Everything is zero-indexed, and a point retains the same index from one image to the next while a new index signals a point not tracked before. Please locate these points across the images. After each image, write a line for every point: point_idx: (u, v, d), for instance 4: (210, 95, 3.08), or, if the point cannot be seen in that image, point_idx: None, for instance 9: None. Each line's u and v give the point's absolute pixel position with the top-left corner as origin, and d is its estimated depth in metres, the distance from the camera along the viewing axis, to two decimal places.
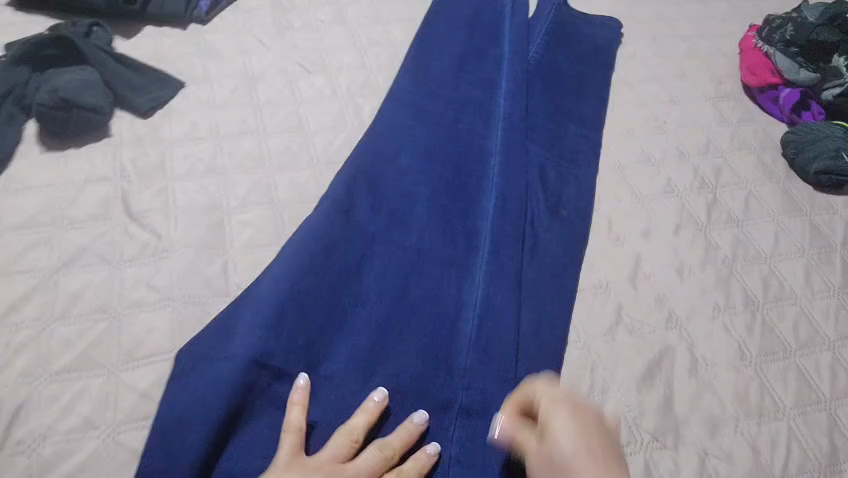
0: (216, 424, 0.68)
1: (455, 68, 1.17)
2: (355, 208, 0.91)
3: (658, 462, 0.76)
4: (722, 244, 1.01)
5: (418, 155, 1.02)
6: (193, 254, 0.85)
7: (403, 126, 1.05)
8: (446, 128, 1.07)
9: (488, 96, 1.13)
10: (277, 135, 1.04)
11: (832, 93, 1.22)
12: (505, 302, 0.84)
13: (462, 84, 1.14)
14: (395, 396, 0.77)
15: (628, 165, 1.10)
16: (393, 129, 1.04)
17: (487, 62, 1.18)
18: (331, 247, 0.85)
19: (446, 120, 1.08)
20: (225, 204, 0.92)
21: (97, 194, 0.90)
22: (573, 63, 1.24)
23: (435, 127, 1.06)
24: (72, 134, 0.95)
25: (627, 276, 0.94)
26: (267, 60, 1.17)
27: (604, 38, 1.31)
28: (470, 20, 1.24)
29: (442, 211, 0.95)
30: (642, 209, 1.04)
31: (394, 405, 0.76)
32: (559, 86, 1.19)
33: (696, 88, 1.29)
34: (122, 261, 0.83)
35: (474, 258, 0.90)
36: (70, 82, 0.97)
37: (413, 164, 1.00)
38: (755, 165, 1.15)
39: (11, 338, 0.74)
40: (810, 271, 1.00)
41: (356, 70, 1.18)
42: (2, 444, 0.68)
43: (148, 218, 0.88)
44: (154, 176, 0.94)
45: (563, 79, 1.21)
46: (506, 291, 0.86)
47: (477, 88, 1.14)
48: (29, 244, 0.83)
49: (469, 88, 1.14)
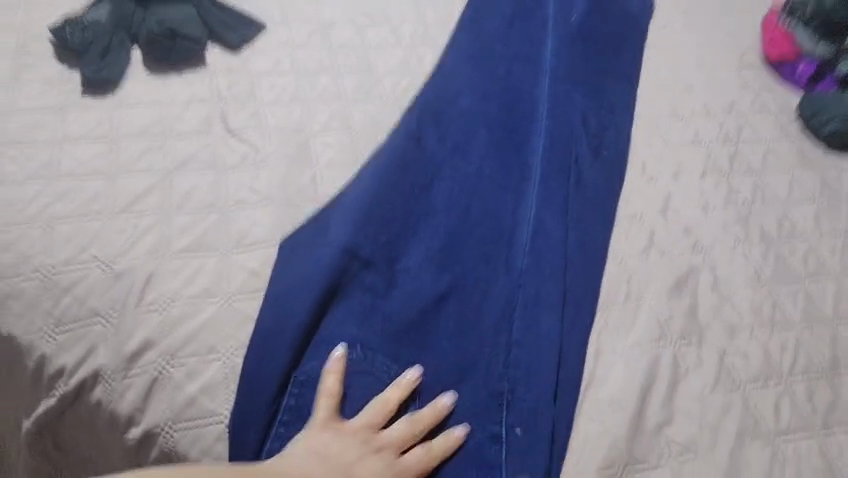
0: (317, 296, 0.82)
1: (508, 23, 1.28)
2: (424, 137, 1.04)
3: (684, 356, 0.90)
4: (742, 189, 1.14)
5: (476, 97, 1.13)
6: (286, 166, 0.98)
7: (462, 72, 1.17)
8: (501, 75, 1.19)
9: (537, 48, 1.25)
10: (350, 74, 1.16)
11: (846, 68, 1.34)
12: (555, 218, 0.97)
13: (515, 38, 1.26)
14: (462, 289, 0.90)
15: (660, 118, 1.23)
16: (454, 75, 1.16)
17: (537, 17, 1.29)
18: (404, 168, 0.98)
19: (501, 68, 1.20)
20: (309, 128, 1.05)
21: (199, 113, 1.03)
22: (612, 25, 1.36)
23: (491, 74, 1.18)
24: (175, 60, 1.09)
25: (659, 208, 1.07)
26: (336, 8, 1.28)
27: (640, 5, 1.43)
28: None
29: (499, 144, 1.08)
30: (673, 155, 1.16)
31: (461, 296, 0.89)
32: (600, 43, 1.31)
33: (723, 56, 1.40)
34: (225, 168, 0.96)
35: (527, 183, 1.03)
36: (174, 16, 1.11)
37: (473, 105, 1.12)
38: (775, 125, 1.27)
39: (137, 222, 0.87)
40: (820, 215, 1.13)
41: (416, 22, 1.30)
42: (137, 304, 0.80)
43: (245, 134, 1.01)
44: (247, 101, 1.07)
45: (604, 36, 1.31)
46: (556, 210, 0.98)
47: (528, 41, 1.26)
48: (144, 149, 0.96)
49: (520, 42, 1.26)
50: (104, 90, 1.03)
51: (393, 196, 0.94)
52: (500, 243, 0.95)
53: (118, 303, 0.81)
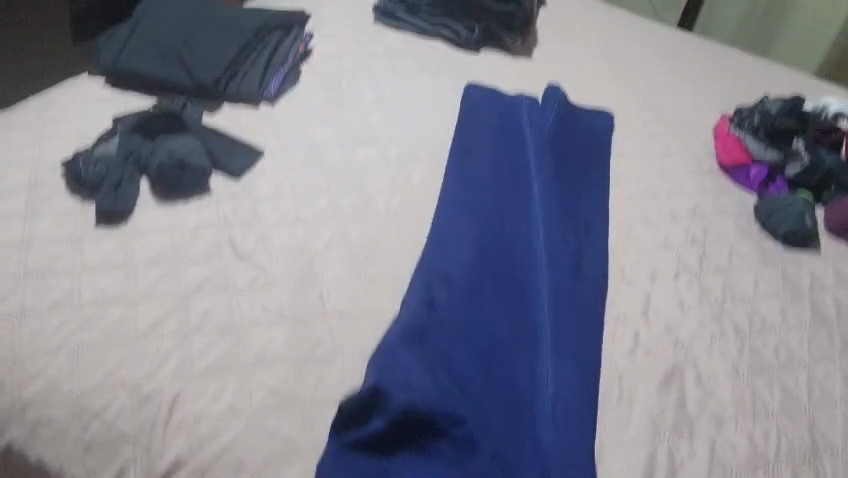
0: (343, 418, 0.88)
1: (492, 149, 1.40)
2: (426, 256, 1.11)
3: (677, 450, 0.97)
4: (713, 288, 1.23)
5: (471, 214, 1.23)
6: (293, 286, 1.06)
7: (458, 192, 1.27)
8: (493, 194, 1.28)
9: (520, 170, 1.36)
10: (345, 194, 1.25)
11: (793, 171, 1.48)
12: (559, 332, 1.05)
13: (500, 160, 1.38)
14: (483, 395, 0.95)
15: (632, 225, 1.33)
16: (450, 195, 1.25)
17: (517, 143, 1.42)
18: (422, 284, 1.05)
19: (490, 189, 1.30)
20: (312, 247, 1.13)
21: (208, 239, 1.10)
22: (581, 143, 1.48)
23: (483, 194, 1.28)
24: (182, 188, 1.15)
25: (640, 309, 1.15)
26: (327, 133, 1.38)
27: (604, 121, 1.55)
28: (498, 111, 1.49)
29: (498, 256, 1.16)
30: (647, 258, 1.26)
31: (483, 402, 0.95)
32: (574, 162, 1.43)
33: (683, 163, 1.53)
34: (237, 289, 1.04)
35: (527, 295, 1.10)
36: (181, 148, 1.18)
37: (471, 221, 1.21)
38: (735, 226, 1.39)
39: (159, 346, 0.95)
40: (785, 309, 1.22)
41: (402, 143, 1.40)
42: (163, 425, 0.89)
43: (253, 256, 1.09)
44: (253, 225, 1.14)
45: (576, 157, 1.44)
46: (559, 323, 1.07)
47: (513, 162, 1.37)
48: (159, 277, 1.04)
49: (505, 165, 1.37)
50: (116, 221, 1.10)
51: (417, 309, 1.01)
52: (511, 348, 1.03)
53: (148, 422, 0.89)
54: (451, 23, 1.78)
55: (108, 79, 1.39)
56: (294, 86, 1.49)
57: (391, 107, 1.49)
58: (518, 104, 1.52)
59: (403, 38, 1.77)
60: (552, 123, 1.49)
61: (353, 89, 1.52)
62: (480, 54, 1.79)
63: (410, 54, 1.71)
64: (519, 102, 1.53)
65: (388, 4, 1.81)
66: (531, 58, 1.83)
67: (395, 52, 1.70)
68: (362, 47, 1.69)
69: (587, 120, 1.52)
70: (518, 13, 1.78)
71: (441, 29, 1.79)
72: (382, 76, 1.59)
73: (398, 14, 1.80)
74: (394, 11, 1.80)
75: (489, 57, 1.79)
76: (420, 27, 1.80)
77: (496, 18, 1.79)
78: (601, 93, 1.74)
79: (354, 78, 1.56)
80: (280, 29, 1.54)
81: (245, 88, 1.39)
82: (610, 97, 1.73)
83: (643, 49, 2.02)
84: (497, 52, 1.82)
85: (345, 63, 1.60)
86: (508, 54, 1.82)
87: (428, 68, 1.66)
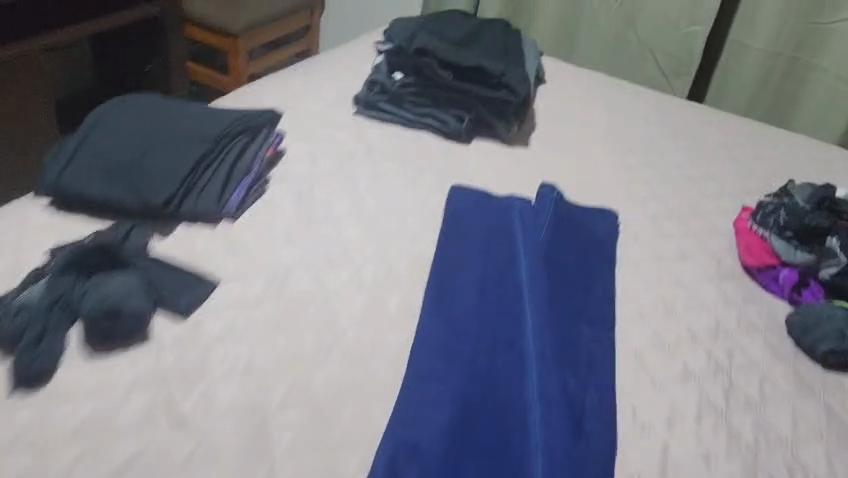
0: None
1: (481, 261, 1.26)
2: (397, 424, 0.95)
3: None
4: (743, 431, 1.04)
5: (452, 359, 1.06)
6: (238, 465, 0.89)
7: (438, 330, 1.11)
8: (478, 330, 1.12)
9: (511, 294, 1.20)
10: (309, 330, 1.08)
11: (829, 273, 1.31)
12: None
13: (491, 275, 1.23)
14: None
15: (645, 351, 1.15)
16: (429, 335, 1.10)
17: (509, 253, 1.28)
18: (393, 452, 0.90)
19: (475, 322, 1.14)
20: (266, 405, 0.96)
21: (141, 402, 0.94)
22: (580, 255, 1.33)
23: (467, 331, 1.12)
24: (118, 338, 1.00)
25: (657, 468, 0.96)
26: (294, 254, 1.23)
27: (602, 226, 1.41)
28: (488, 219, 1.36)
29: (482, 415, 0.99)
30: (663, 395, 1.07)
31: None
32: (573, 278, 1.27)
33: (699, 270, 1.36)
34: (168, 472, 0.87)
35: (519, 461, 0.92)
36: (118, 290, 1.01)
37: (452, 369, 1.05)
38: (764, 347, 1.21)
39: None
40: (831, 456, 1.03)
41: (378, 261, 1.24)
42: None
43: (191, 427, 0.92)
44: (195, 382, 0.98)
45: (575, 272, 1.28)
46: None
47: (505, 275, 1.23)
48: (76, 457, 0.87)
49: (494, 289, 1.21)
50: (35, 384, 0.94)
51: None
52: None
53: None
54: (438, 112, 1.64)
55: (55, 201, 1.26)
56: (262, 197, 1.35)
57: (368, 218, 1.34)
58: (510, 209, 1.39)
59: (387, 132, 1.63)
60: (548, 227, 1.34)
61: (327, 198, 1.38)
62: (471, 144, 1.65)
63: (394, 151, 1.57)
64: (511, 206, 1.40)
65: (368, 96, 1.67)
66: (527, 146, 1.68)
67: (377, 151, 1.56)
68: (341, 147, 1.55)
69: (581, 230, 1.39)
70: (510, 100, 1.64)
71: (427, 119, 1.65)
72: (361, 181, 1.45)
73: (380, 103, 1.66)
74: (375, 101, 1.66)
75: (482, 148, 1.64)
76: (404, 118, 1.66)
77: (486, 105, 1.65)
78: (606, 186, 1.58)
79: (330, 185, 1.42)
80: (245, 132, 1.40)
81: (203, 204, 1.25)
82: (615, 190, 1.57)
83: (651, 129, 1.86)
84: (490, 142, 1.67)
85: (321, 168, 1.46)
86: (503, 143, 1.67)
87: (413, 168, 1.52)
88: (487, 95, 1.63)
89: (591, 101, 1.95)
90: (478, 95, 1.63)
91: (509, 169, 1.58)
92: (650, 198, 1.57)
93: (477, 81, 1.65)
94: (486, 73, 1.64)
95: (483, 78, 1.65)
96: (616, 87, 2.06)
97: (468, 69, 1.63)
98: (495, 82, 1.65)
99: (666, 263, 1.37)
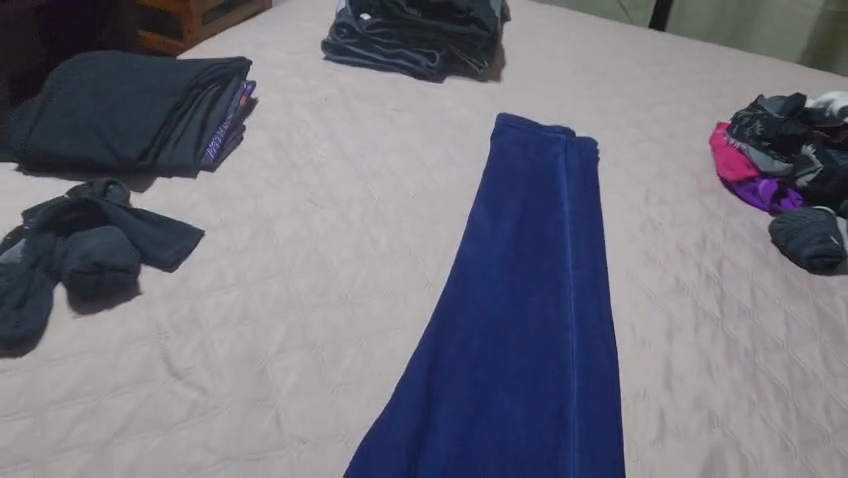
0: None
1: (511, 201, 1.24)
2: (421, 348, 0.95)
3: None
4: (740, 339, 1.06)
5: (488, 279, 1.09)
6: (243, 409, 0.86)
7: (473, 256, 1.12)
8: (510, 250, 1.15)
9: (522, 217, 1.23)
10: (303, 275, 1.07)
11: (805, 180, 1.33)
12: (554, 428, 0.89)
13: (538, 188, 1.31)
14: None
15: (635, 269, 1.16)
16: (476, 257, 1.12)
17: (506, 181, 1.31)
18: (409, 401, 0.88)
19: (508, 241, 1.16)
20: (264, 352, 0.94)
21: (138, 356, 0.91)
22: (581, 174, 1.34)
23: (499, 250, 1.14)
24: (104, 294, 0.97)
25: (663, 380, 0.98)
26: (279, 199, 1.20)
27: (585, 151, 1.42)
28: (503, 162, 1.36)
29: (532, 332, 1.01)
30: (658, 311, 1.09)
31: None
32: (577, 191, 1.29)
33: (681, 186, 1.38)
34: (172, 424, 0.84)
35: (561, 370, 0.96)
36: (101, 245, 0.99)
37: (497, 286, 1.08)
38: (752, 255, 1.23)
39: (79, 464, 0.79)
40: (826, 355, 1.07)
41: (365, 200, 1.22)
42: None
43: (192, 375, 0.89)
44: (191, 331, 0.95)
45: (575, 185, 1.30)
46: (550, 420, 0.90)
47: (550, 189, 1.31)
48: (74, 418, 0.83)
49: (511, 211, 1.23)
50: (21, 347, 0.90)
51: (411, 415, 0.87)
52: (548, 451, 0.87)
53: None
54: (408, 51, 1.61)
55: (21, 165, 1.21)
56: (237, 146, 1.31)
57: (349, 159, 1.32)
58: (522, 146, 1.41)
59: (359, 74, 1.59)
60: (573, 159, 1.38)
61: (306, 140, 1.35)
62: (445, 82, 1.62)
63: (368, 92, 1.53)
64: (524, 137, 1.43)
65: (336, 38, 1.62)
66: (500, 82, 1.66)
67: (351, 93, 1.52)
68: (314, 92, 1.51)
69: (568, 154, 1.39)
70: (481, 35, 1.61)
71: (398, 60, 1.61)
72: (340, 124, 1.41)
73: (349, 47, 1.61)
74: (344, 43, 1.61)
75: (454, 84, 1.62)
76: (375, 60, 1.61)
77: (458, 42, 1.62)
78: (583, 116, 1.58)
79: (308, 130, 1.38)
80: (216, 80, 1.35)
81: (179, 158, 1.21)
82: (593, 121, 1.57)
83: (621, 60, 1.87)
84: (463, 80, 1.64)
85: (298, 114, 1.42)
86: (476, 80, 1.65)
87: (390, 107, 1.49)
88: (461, 31, 1.60)
89: (559, 37, 1.93)
90: (451, 32, 1.60)
91: (486, 105, 1.56)
92: (627, 124, 1.57)
93: (446, 19, 1.61)
94: (453, 9, 1.60)
95: (453, 14, 1.61)
96: (581, 25, 2.06)
97: (435, 6, 1.59)
98: (465, 17, 1.61)
99: (649, 185, 1.37)
